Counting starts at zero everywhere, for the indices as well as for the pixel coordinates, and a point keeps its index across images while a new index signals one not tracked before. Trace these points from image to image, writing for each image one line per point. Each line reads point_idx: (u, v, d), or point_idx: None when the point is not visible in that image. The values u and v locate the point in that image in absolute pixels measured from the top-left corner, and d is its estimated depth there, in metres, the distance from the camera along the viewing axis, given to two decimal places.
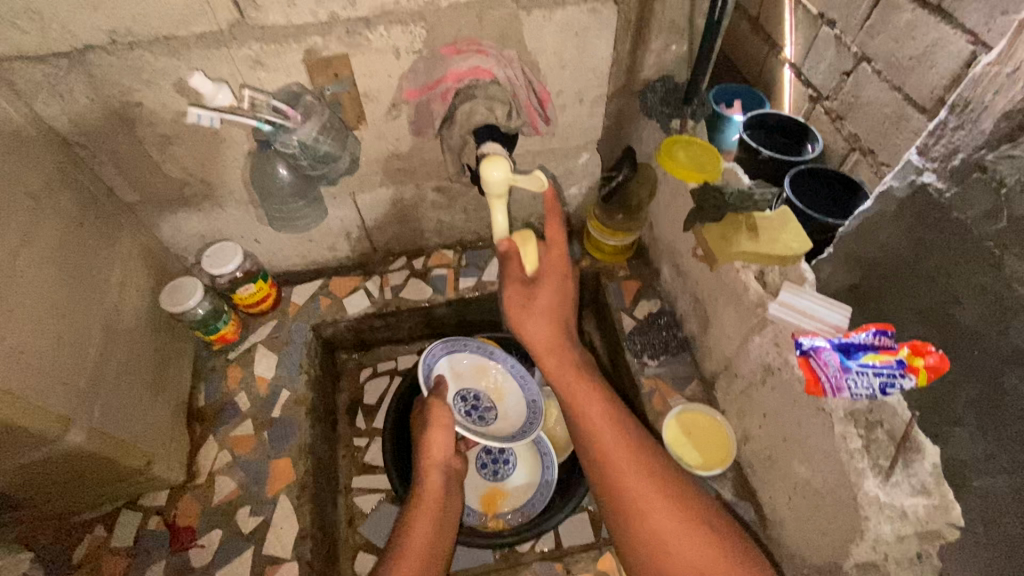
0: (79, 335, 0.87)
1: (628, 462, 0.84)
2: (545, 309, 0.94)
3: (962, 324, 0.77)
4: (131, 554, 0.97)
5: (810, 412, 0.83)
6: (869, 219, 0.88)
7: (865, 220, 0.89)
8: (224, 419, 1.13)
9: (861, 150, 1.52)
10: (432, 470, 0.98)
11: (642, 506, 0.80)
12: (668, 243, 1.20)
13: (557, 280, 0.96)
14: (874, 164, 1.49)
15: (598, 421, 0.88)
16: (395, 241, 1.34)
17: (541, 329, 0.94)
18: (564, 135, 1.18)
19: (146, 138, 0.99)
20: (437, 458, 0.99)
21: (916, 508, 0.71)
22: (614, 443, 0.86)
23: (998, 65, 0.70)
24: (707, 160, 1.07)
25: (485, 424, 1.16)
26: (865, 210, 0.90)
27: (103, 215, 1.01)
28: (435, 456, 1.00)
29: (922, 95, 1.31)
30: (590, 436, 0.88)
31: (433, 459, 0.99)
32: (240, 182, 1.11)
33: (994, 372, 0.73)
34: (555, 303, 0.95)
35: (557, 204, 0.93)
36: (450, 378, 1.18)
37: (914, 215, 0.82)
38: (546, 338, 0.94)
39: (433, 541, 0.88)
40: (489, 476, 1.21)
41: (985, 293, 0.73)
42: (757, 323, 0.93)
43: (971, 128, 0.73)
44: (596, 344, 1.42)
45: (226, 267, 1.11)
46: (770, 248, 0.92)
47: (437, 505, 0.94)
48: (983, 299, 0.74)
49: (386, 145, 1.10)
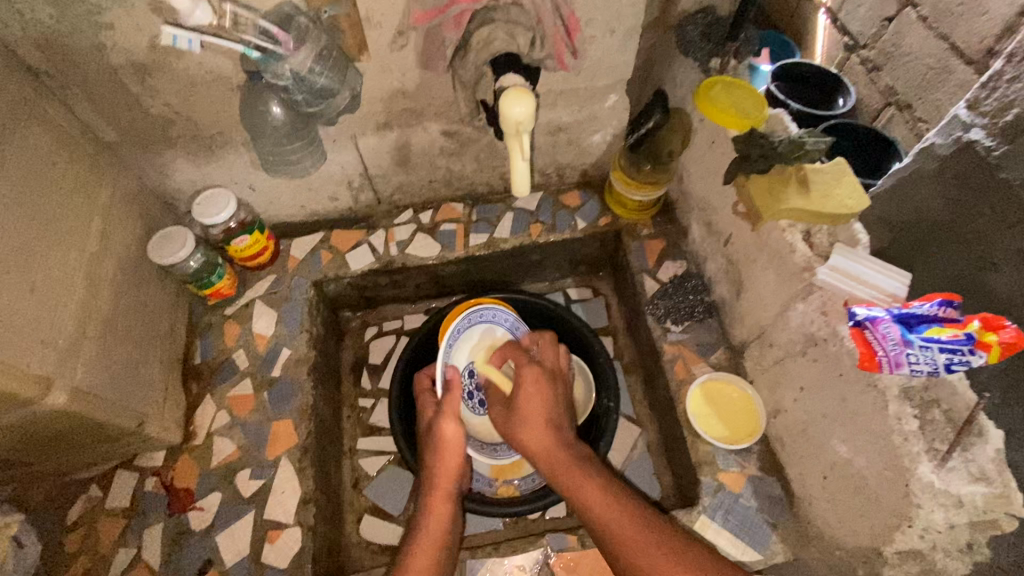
0: (56, 290, 0.80)
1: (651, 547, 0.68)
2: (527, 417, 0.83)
3: (995, 291, 0.77)
4: (129, 516, 0.94)
5: (858, 388, 0.76)
6: (904, 178, 0.87)
7: (900, 180, 0.88)
8: (222, 377, 1.07)
9: (898, 104, 1.36)
10: (439, 491, 0.83)
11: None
12: (700, 198, 1.10)
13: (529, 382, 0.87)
14: (910, 119, 1.34)
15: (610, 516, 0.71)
16: (401, 191, 1.24)
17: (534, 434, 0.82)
18: (589, 73, 1.06)
19: (120, 68, 0.88)
20: (447, 477, 0.85)
21: (973, 497, 0.64)
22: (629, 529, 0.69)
23: None
24: (752, 104, 0.95)
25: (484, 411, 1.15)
26: (901, 169, 0.89)
27: (80, 154, 0.92)
28: (445, 473, 0.85)
29: (969, 44, 1.14)
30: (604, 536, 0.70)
31: (442, 478, 0.84)
32: (231, 121, 1.00)
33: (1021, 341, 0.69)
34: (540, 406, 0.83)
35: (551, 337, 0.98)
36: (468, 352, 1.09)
37: (956, 175, 0.80)
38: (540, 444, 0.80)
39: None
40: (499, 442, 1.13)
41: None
42: (802, 289, 0.84)
43: None
44: (614, 307, 1.34)
45: (217, 217, 1.01)
46: (823, 205, 0.82)
47: (443, 533, 0.80)
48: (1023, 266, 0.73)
49: (391, 81, 0.99)
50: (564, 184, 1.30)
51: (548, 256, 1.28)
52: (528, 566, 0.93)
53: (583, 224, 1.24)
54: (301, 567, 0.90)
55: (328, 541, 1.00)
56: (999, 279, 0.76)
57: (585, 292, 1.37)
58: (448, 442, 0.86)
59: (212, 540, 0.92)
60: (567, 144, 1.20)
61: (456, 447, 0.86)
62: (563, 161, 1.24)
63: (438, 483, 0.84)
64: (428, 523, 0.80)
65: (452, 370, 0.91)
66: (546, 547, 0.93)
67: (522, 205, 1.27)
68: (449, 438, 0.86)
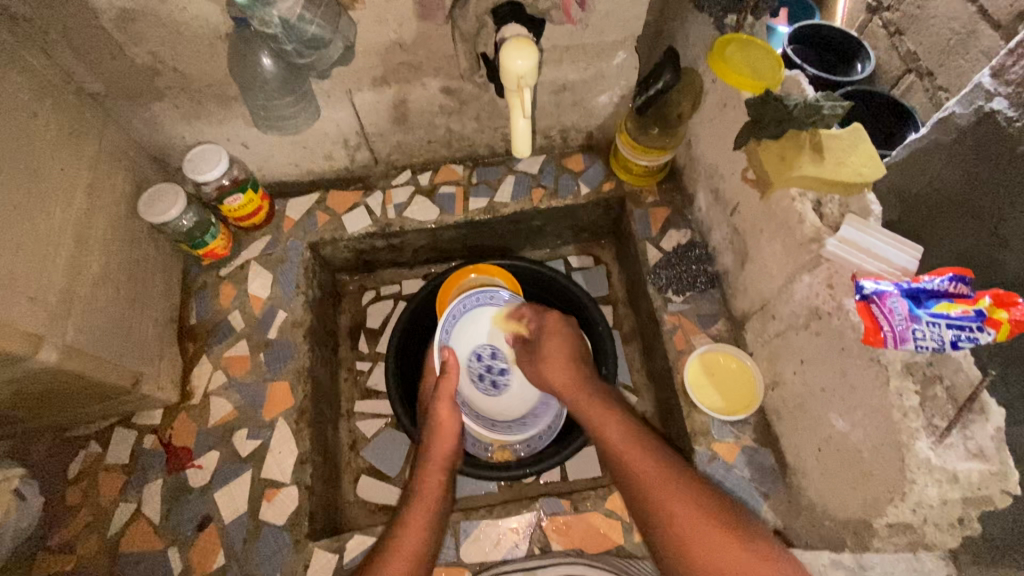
0: (44, 246, 0.78)
1: (670, 487, 0.74)
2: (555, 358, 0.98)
3: (1005, 267, 0.75)
4: (127, 471, 0.95)
5: (860, 362, 0.74)
6: (920, 148, 0.84)
7: (916, 150, 0.85)
8: (218, 338, 1.06)
9: (918, 72, 1.29)
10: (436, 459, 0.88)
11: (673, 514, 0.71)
12: (708, 164, 1.06)
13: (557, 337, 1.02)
14: (929, 88, 1.27)
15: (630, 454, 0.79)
16: (399, 151, 1.20)
17: (559, 375, 0.97)
18: (598, 27, 1.00)
19: (102, 13, 0.84)
20: (442, 449, 0.90)
21: (970, 474, 0.64)
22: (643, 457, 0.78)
23: None
24: (768, 65, 0.91)
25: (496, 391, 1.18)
26: (917, 140, 0.85)
27: (64, 104, 0.88)
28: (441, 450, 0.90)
29: (998, 8, 1.08)
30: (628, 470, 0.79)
31: (437, 450, 0.89)
32: (221, 73, 0.96)
33: None
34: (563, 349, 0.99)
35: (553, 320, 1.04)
36: (473, 333, 1.18)
37: (973, 146, 0.77)
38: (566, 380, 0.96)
39: (428, 540, 0.78)
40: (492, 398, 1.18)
41: None
42: (809, 261, 0.82)
43: None
44: (615, 276, 1.32)
45: (210, 173, 0.98)
46: (836, 172, 0.78)
47: (438, 501, 0.83)
48: None
49: (387, 32, 0.93)
50: (567, 147, 1.25)
51: (549, 222, 1.25)
52: (521, 529, 0.93)
53: (585, 189, 1.20)
54: (298, 524, 0.91)
55: (326, 499, 1.01)
56: (1007, 256, 0.75)
57: (586, 260, 1.35)
58: (445, 425, 0.92)
59: (210, 497, 0.93)
60: (573, 104, 1.15)
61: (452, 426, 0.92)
62: (567, 123, 1.20)
63: (435, 456, 0.89)
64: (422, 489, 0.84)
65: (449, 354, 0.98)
66: (539, 511, 0.94)
67: (523, 168, 1.23)
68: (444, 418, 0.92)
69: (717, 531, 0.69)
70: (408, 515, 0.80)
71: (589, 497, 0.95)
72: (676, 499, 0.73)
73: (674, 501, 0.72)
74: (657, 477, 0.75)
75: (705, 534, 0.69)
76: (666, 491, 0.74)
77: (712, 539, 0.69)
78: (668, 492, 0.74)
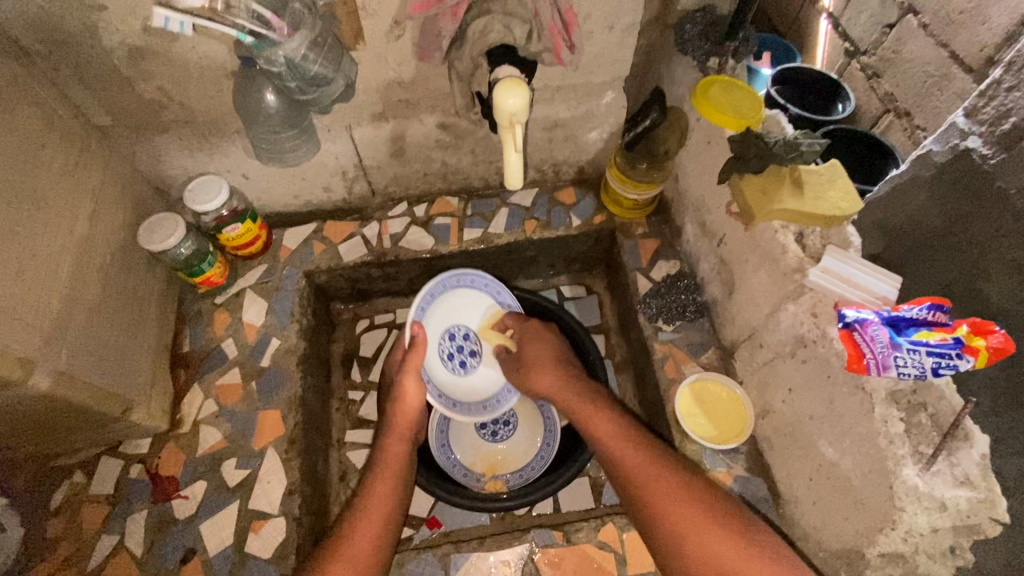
0: (44, 270, 0.79)
1: (648, 474, 0.79)
2: (538, 361, 1.00)
3: None
4: (111, 503, 0.93)
5: (846, 390, 0.75)
6: (899, 185, 0.82)
7: (897, 186, 0.82)
8: (211, 366, 1.06)
9: (896, 111, 1.35)
10: (395, 433, 0.92)
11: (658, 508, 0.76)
12: (695, 198, 1.10)
13: (540, 343, 1.04)
14: (908, 127, 1.33)
15: (613, 445, 0.84)
16: (396, 183, 1.23)
17: (543, 376, 0.99)
18: (588, 68, 1.06)
19: (114, 50, 0.87)
20: (405, 424, 0.93)
21: (958, 501, 0.65)
22: (628, 455, 0.82)
23: None
24: (750, 104, 0.95)
25: (465, 371, 1.11)
26: (898, 175, 0.83)
27: (71, 137, 0.91)
28: (403, 417, 0.93)
29: (969, 53, 1.14)
30: (621, 467, 0.82)
31: (398, 424, 0.93)
32: (225, 108, 0.99)
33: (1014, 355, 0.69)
34: (550, 353, 1.01)
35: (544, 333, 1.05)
36: (451, 312, 1.10)
37: (952, 183, 0.76)
38: (552, 381, 0.97)
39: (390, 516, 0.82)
40: (456, 369, 1.10)
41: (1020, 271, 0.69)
42: (793, 290, 0.84)
43: None
44: (607, 307, 1.34)
45: (211, 203, 1.01)
46: (816, 207, 0.81)
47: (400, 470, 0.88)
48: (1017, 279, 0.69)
49: (387, 71, 0.98)
50: (560, 180, 1.29)
51: (542, 252, 1.28)
52: (512, 562, 0.92)
53: (577, 221, 1.24)
54: (285, 557, 0.89)
55: (314, 531, 1.00)
56: (991, 289, 0.72)
57: (578, 289, 1.37)
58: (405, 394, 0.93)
59: (195, 529, 0.91)
60: (564, 140, 1.20)
61: (416, 395, 0.94)
62: (559, 157, 1.24)
63: (398, 426, 0.93)
64: (386, 458, 0.89)
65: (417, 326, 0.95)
66: (531, 543, 0.93)
67: (517, 201, 1.27)
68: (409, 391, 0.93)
69: (699, 519, 0.73)
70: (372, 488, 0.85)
71: (581, 529, 0.94)
72: (651, 481, 0.78)
73: (650, 485, 0.78)
74: (639, 463, 0.81)
75: (689, 521, 0.74)
76: (648, 482, 0.78)
77: (696, 525, 0.73)
78: (658, 482, 0.78)
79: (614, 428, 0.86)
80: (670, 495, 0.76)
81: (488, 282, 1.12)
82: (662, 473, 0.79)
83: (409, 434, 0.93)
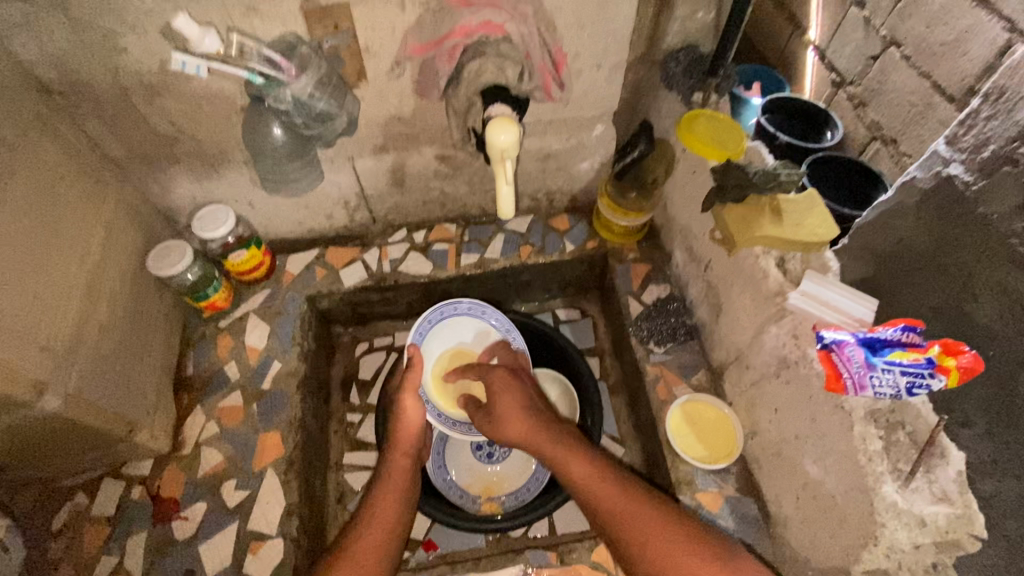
0: (59, 295, 0.83)
1: (625, 502, 0.79)
2: (506, 410, 0.93)
3: None
4: (113, 524, 0.95)
5: (828, 409, 0.78)
6: (885, 211, 0.77)
7: (883, 212, 0.77)
8: (213, 389, 1.09)
9: (882, 139, 1.34)
10: (398, 451, 0.94)
11: (638, 537, 0.75)
12: (682, 224, 1.14)
13: (504, 389, 0.97)
14: (895, 155, 1.32)
15: (591, 482, 0.82)
16: (396, 211, 1.28)
17: (516, 424, 0.92)
18: (578, 104, 1.11)
19: (131, 88, 0.93)
20: (407, 439, 0.94)
21: (936, 518, 0.66)
22: (601, 488, 0.81)
23: None
24: (732, 137, 1.00)
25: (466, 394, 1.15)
26: (884, 201, 0.78)
27: (88, 169, 0.96)
28: (404, 437, 0.95)
29: (951, 82, 1.15)
30: (598, 499, 0.80)
31: (401, 439, 0.94)
32: (233, 141, 1.05)
33: (1006, 376, 0.64)
34: (515, 402, 0.94)
35: (511, 378, 0.99)
36: (448, 338, 1.15)
37: (937, 209, 0.70)
38: (524, 430, 0.90)
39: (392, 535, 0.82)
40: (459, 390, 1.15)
41: (1004, 293, 0.63)
42: (776, 313, 0.88)
43: (1005, 117, 0.62)
44: (600, 330, 1.38)
45: (217, 231, 1.06)
46: (793, 233, 0.86)
47: (406, 484, 0.90)
48: (1001, 300, 0.64)
49: (388, 107, 1.03)
50: (553, 207, 1.34)
51: (537, 276, 1.32)
52: None
53: (571, 246, 1.28)
54: None
55: (311, 553, 1.01)
56: (979, 311, 0.67)
57: (573, 313, 1.40)
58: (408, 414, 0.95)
59: (195, 550, 0.93)
60: (557, 170, 1.25)
61: (417, 417, 0.96)
62: (552, 186, 1.29)
63: (399, 442, 0.94)
64: (392, 471, 0.91)
65: (414, 348, 0.97)
66: (525, 564, 0.94)
67: (512, 227, 1.31)
68: (409, 411, 0.95)
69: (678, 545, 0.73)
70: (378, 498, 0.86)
71: (575, 549, 0.95)
72: (631, 511, 0.78)
73: (626, 516, 0.77)
74: (615, 493, 0.80)
75: (669, 549, 0.73)
76: (627, 511, 0.78)
77: (676, 553, 0.72)
78: (638, 511, 0.77)
79: (589, 468, 0.83)
80: (645, 520, 0.76)
81: (482, 309, 1.16)
82: (639, 501, 0.79)
83: (412, 451, 0.94)
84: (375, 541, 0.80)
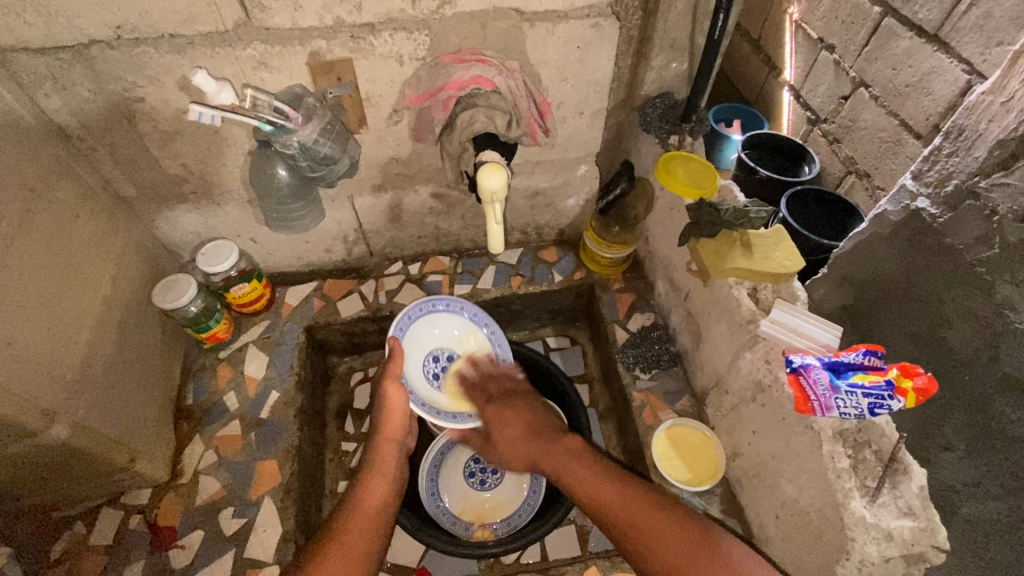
0: (70, 328, 0.87)
1: (600, 485, 0.82)
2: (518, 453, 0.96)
3: None
4: (110, 553, 0.96)
5: (799, 429, 0.83)
6: (862, 241, 0.83)
7: (860, 243, 0.83)
8: (212, 418, 1.12)
9: (857, 173, 1.40)
10: (385, 437, 0.96)
11: (618, 513, 0.77)
12: (663, 256, 1.21)
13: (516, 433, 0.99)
14: (869, 188, 1.38)
15: (583, 484, 0.84)
16: (392, 245, 1.34)
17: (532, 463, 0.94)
18: (563, 146, 1.20)
19: (146, 134, 0.99)
20: (394, 425, 0.97)
21: (902, 531, 0.71)
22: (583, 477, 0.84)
23: (991, 95, 0.65)
24: (705, 176, 1.08)
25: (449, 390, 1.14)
26: (859, 231, 0.84)
27: (101, 208, 1.01)
28: (390, 424, 0.98)
29: (917, 121, 1.21)
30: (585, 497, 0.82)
31: (388, 426, 0.97)
32: (239, 181, 1.11)
33: (982, 399, 0.70)
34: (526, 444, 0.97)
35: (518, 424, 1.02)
36: (428, 335, 1.15)
37: (908, 240, 0.76)
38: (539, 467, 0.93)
39: (380, 513, 0.84)
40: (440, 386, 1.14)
41: (976, 320, 0.69)
42: (749, 339, 0.94)
43: (964, 155, 0.69)
44: (589, 357, 1.43)
45: (220, 266, 1.10)
46: (763, 265, 0.92)
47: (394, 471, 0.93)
48: (974, 326, 0.70)
49: (387, 150, 1.11)
50: (543, 241, 1.41)
51: (527, 306, 1.37)
52: None
53: (559, 277, 1.35)
54: None
55: None
56: (952, 335, 0.72)
57: (563, 341, 1.45)
58: (391, 401, 0.98)
59: None
60: (545, 206, 1.33)
61: (399, 404, 0.98)
62: (541, 221, 1.37)
63: (386, 428, 0.97)
64: (377, 458, 0.94)
65: (394, 339, 1.01)
66: None
67: (503, 259, 1.38)
68: (393, 398, 0.98)
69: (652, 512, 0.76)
70: (369, 483, 0.88)
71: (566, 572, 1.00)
72: (608, 490, 0.81)
73: (604, 496, 0.80)
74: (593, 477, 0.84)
75: (647, 520, 0.75)
76: (603, 489, 0.81)
77: (652, 520, 0.75)
78: (613, 490, 0.81)
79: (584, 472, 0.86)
80: (620, 498, 0.79)
81: (461, 305, 1.18)
82: (612, 480, 0.82)
83: (399, 438, 0.97)
84: (363, 524, 0.81)
